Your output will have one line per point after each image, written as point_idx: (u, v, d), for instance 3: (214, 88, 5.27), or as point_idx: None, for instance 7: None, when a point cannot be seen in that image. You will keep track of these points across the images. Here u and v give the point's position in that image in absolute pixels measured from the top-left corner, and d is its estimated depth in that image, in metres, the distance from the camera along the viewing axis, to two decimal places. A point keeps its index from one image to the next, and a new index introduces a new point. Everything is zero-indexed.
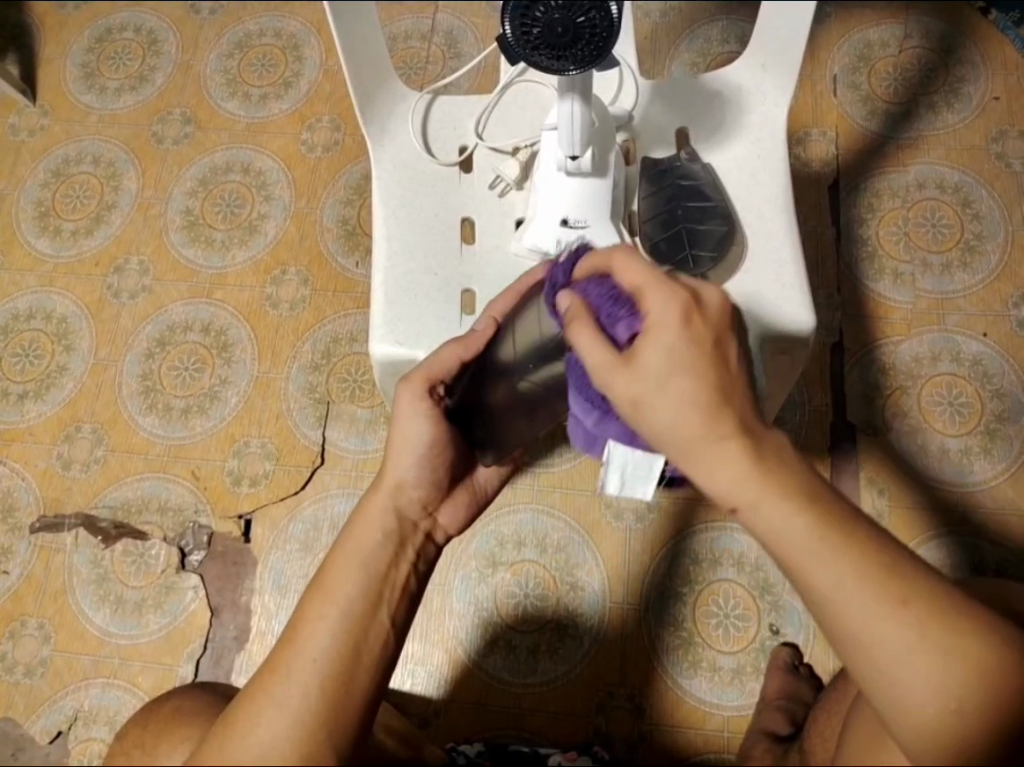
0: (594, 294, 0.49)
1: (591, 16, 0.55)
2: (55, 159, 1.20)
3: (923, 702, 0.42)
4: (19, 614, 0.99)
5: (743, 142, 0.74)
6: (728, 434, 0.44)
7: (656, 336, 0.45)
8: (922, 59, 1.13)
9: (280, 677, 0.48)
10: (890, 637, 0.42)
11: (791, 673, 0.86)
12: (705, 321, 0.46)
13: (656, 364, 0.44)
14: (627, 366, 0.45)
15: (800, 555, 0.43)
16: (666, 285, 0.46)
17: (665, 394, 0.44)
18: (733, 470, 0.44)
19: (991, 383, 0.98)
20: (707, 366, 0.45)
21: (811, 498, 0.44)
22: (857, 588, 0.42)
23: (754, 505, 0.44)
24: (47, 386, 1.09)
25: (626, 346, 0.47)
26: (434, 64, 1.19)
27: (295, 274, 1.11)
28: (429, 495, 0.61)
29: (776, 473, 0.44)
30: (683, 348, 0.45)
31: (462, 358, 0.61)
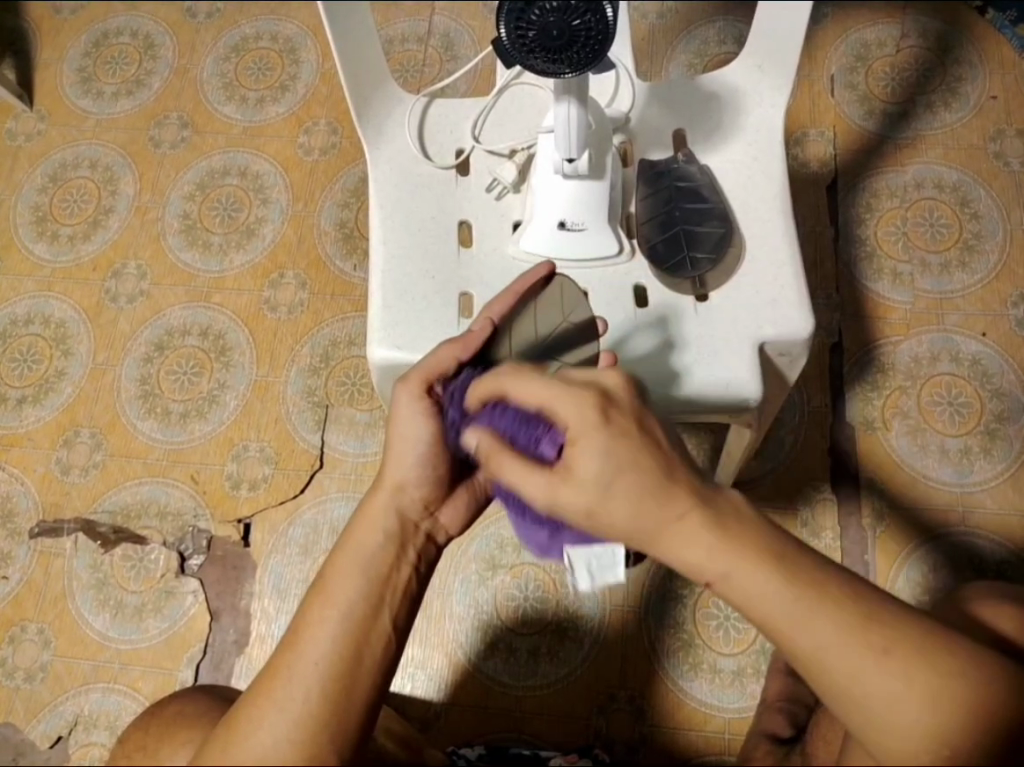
0: (505, 424, 0.52)
1: (587, 19, 0.55)
2: (52, 163, 1.20)
3: (917, 746, 0.41)
4: (19, 619, 0.99)
5: (741, 144, 0.74)
6: (680, 517, 0.45)
7: (583, 443, 0.46)
8: (919, 59, 1.13)
9: (281, 680, 0.48)
10: (877, 685, 0.42)
11: (792, 675, 0.85)
12: (621, 413, 0.47)
13: (593, 473, 0.45)
14: (569, 479, 0.46)
15: (779, 617, 0.43)
16: (573, 389, 0.48)
17: (614, 497, 0.45)
18: (699, 546, 0.44)
19: (990, 384, 0.98)
20: (642, 462, 0.45)
21: (780, 554, 0.44)
22: (833, 640, 0.42)
23: (724, 578, 0.44)
24: (45, 391, 1.09)
25: (555, 460, 0.49)
26: (431, 66, 1.19)
27: (293, 278, 1.11)
28: (431, 494, 0.60)
29: (742, 539, 0.44)
30: (612, 448, 0.45)
31: (459, 357, 0.60)
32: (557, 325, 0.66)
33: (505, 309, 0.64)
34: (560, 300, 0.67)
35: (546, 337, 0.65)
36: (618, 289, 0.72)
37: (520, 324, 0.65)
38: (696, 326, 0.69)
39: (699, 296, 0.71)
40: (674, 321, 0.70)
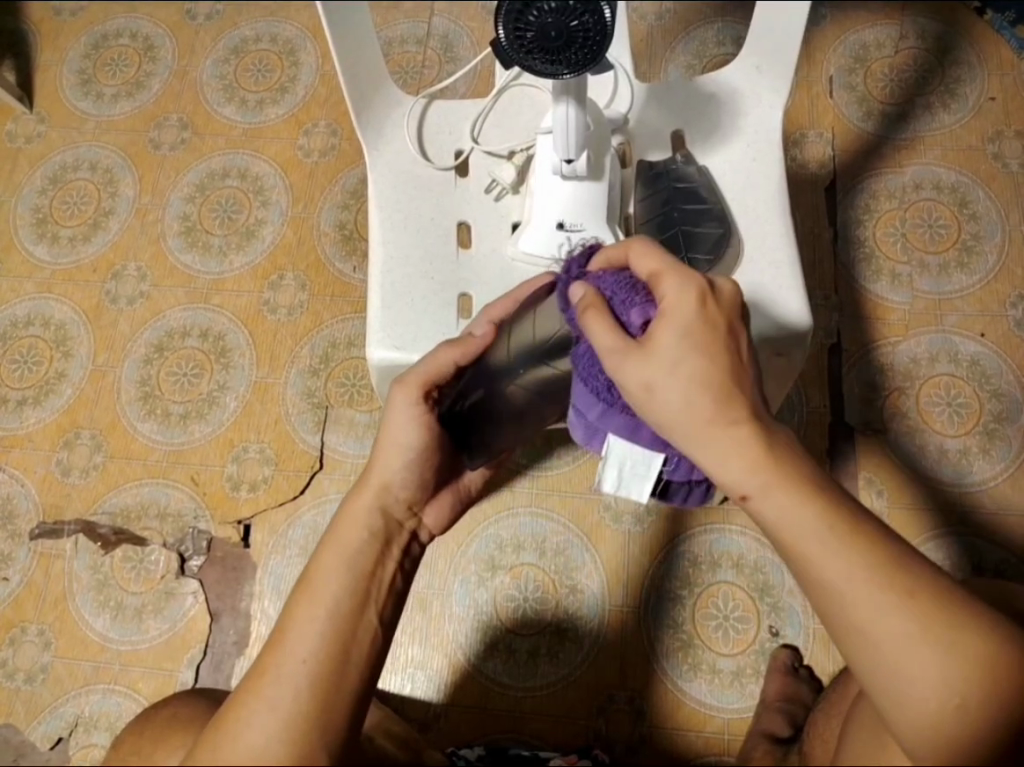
0: (610, 284, 0.52)
1: (584, 20, 0.55)
2: (52, 166, 1.21)
3: (928, 695, 0.42)
4: (19, 620, 0.99)
5: (740, 145, 0.74)
6: (738, 420, 0.47)
7: (669, 322, 0.48)
8: (918, 60, 1.13)
9: (268, 679, 0.48)
10: (893, 624, 0.43)
11: (791, 675, 0.87)
12: (718, 307, 0.49)
13: (672, 346, 0.48)
14: (645, 351, 0.48)
15: (808, 538, 0.45)
16: (679, 273, 0.50)
17: (675, 378, 0.47)
18: (740, 457, 0.47)
19: (989, 384, 0.98)
20: (718, 351, 0.48)
21: (813, 487, 0.47)
22: (861, 578, 0.44)
23: (762, 491, 0.46)
24: (46, 392, 1.09)
25: (640, 331, 0.51)
26: (431, 68, 1.19)
27: (293, 279, 1.11)
28: (414, 494, 0.61)
29: (781, 464, 0.47)
30: (698, 330, 0.48)
31: (456, 361, 0.61)
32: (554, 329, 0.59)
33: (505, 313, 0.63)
34: None
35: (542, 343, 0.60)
36: None
37: (521, 328, 0.62)
38: None
39: None
40: None
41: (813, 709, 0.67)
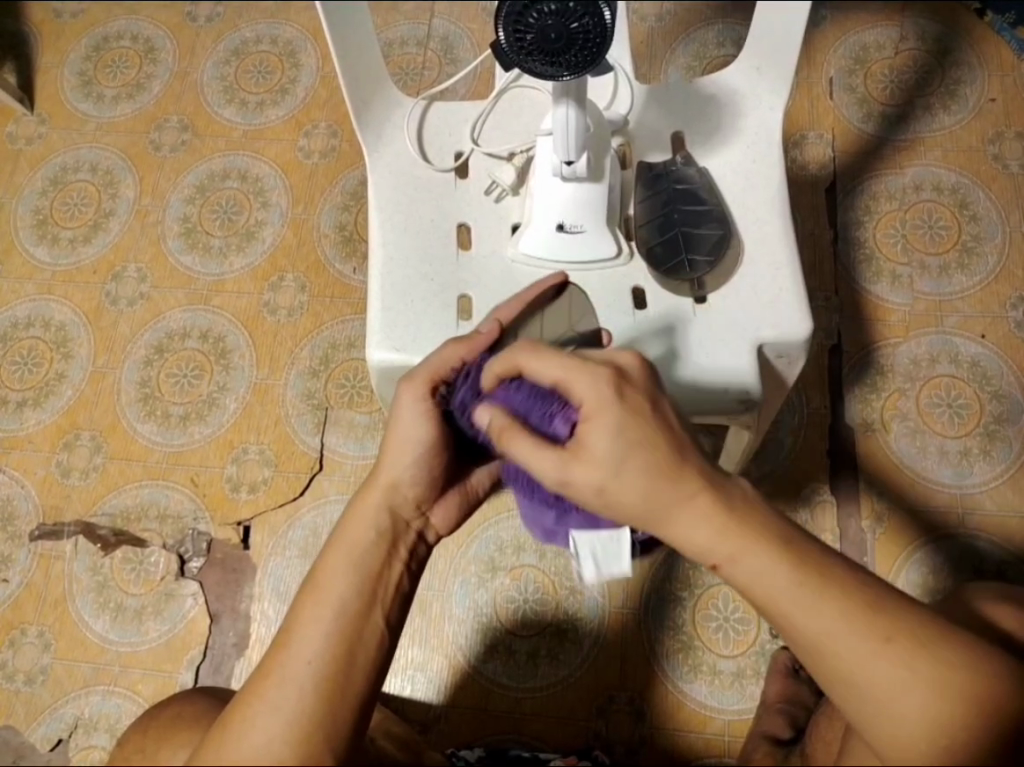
0: (519, 400, 0.54)
1: (584, 22, 0.55)
2: (52, 167, 1.21)
3: (919, 738, 0.43)
4: (19, 622, 0.99)
5: (739, 146, 0.74)
6: (694, 494, 0.47)
7: (596, 422, 0.49)
8: (917, 61, 1.13)
9: (273, 679, 0.48)
10: (880, 670, 0.44)
11: (792, 677, 0.86)
12: (636, 392, 0.49)
13: (607, 450, 0.48)
14: (581, 457, 0.49)
15: (782, 600, 0.45)
16: (588, 371, 0.50)
17: (625, 475, 0.47)
18: (707, 527, 0.47)
19: (990, 386, 0.98)
20: (655, 437, 0.48)
21: (785, 541, 0.46)
22: (841, 629, 0.44)
23: (732, 559, 0.46)
24: (46, 394, 1.09)
25: (569, 436, 0.52)
26: (431, 69, 1.19)
27: (293, 280, 1.11)
28: (424, 493, 0.60)
29: (747, 524, 0.46)
30: (626, 423, 0.48)
31: (464, 357, 0.59)
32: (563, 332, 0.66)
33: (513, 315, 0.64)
34: (569, 311, 0.67)
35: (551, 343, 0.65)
36: (615, 291, 0.72)
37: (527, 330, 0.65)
38: (697, 327, 0.69)
39: (698, 298, 0.71)
40: (675, 322, 0.70)
41: (813, 710, 0.67)
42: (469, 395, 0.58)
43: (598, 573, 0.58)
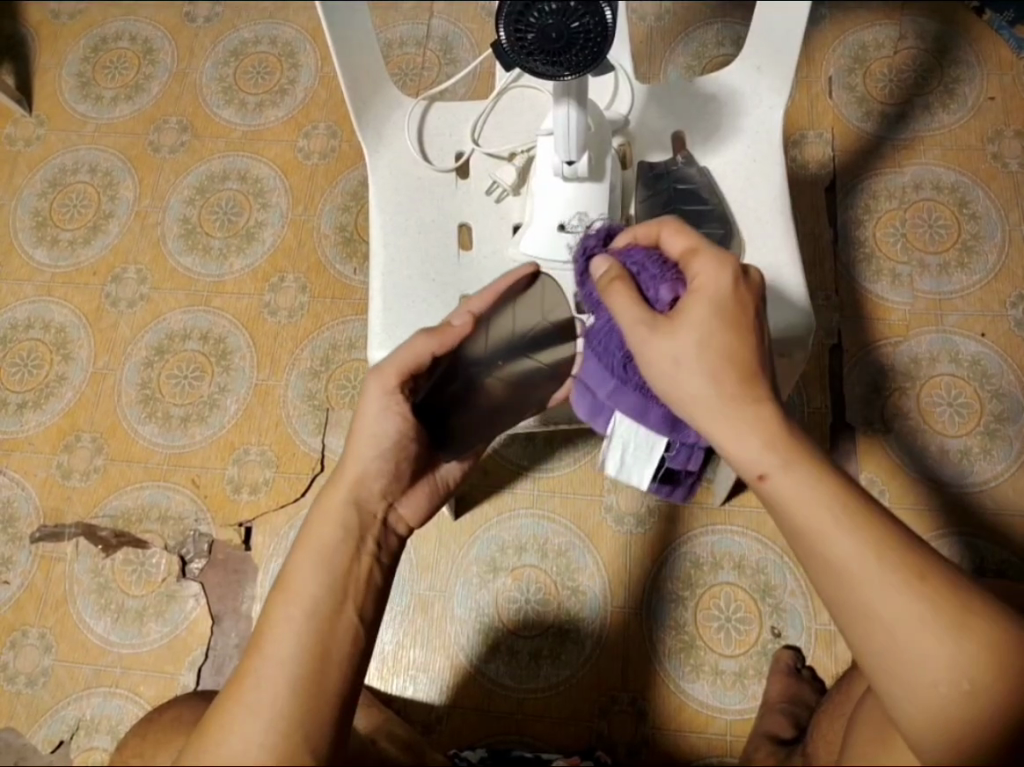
0: (637, 260, 0.57)
1: (585, 22, 0.55)
2: (51, 169, 1.21)
3: (936, 684, 0.43)
4: (20, 624, 0.99)
5: (740, 145, 0.74)
6: (757, 405, 0.50)
7: (701, 303, 0.51)
8: (917, 60, 1.13)
9: (249, 682, 0.48)
10: (898, 611, 0.44)
11: (793, 676, 0.87)
12: (745, 287, 0.52)
13: (699, 328, 0.51)
14: (672, 327, 0.52)
15: (817, 520, 0.47)
16: (710, 254, 0.53)
17: (704, 356, 0.50)
18: (759, 438, 0.49)
19: (990, 384, 0.98)
20: (745, 332, 0.51)
21: (825, 475, 0.49)
22: (869, 554, 0.45)
23: (780, 470, 0.49)
24: (46, 396, 1.09)
25: (665, 308, 0.55)
26: (430, 69, 1.19)
27: (293, 281, 1.11)
28: (389, 485, 0.61)
29: (794, 446, 0.49)
30: (722, 315, 0.51)
31: (434, 351, 0.59)
32: (537, 323, 0.64)
33: (484, 305, 0.62)
34: (541, 300, 0.65)
35: (522, 336, 0.64)
36: None
37: (499, 320, 0.63)
38: None
39: None
40: None
41: (817, 710, 0.67)
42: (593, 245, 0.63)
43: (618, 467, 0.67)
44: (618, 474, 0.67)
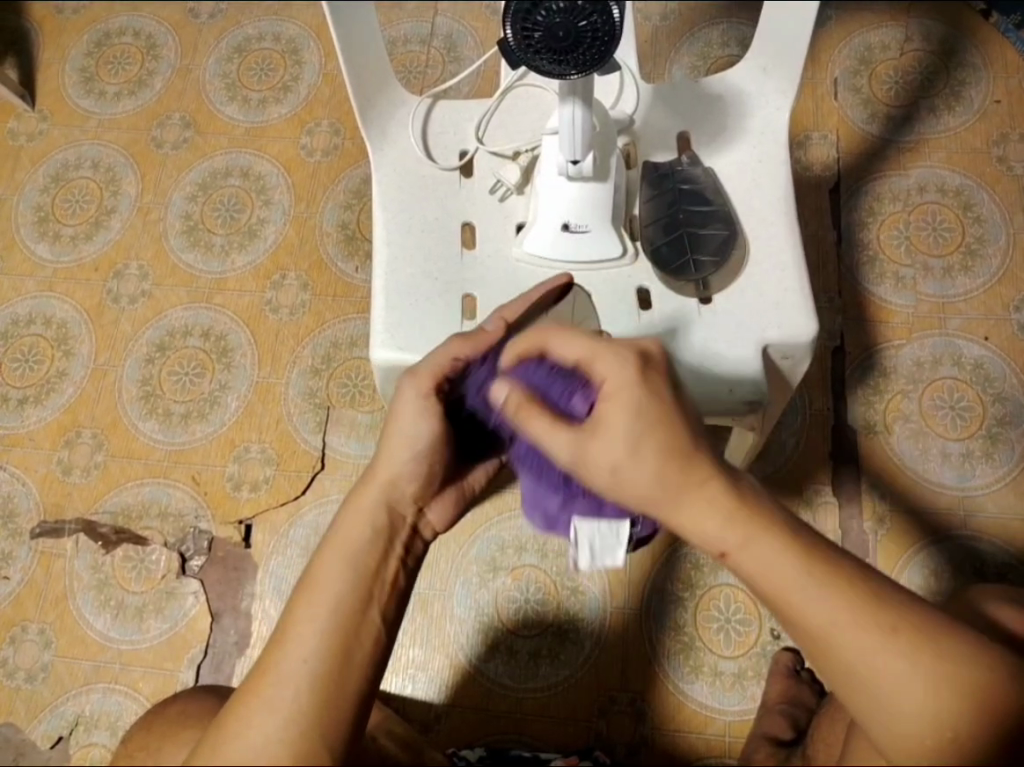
0: (537, 378, 0.56)
1: (593, 20, 0.55)
2: (54, 164, 1.20)
3: (919, 731, 0.43)
4: (19, 620, 0.99)
5: (745, 146, 0.74)
6: (705, 481, 0.47)
7: (617, 402, 0.49)
8: (923, 62, 1.13)
9: (270, 679, 0.48)
10: (879, 663, 0.44)
11: (792, 678, 0.87)
12: (657, 374, 0.50)
13: (626, 428, 0.49)
14: (596, 438, 0.50)
15: (788, 589, 0.45)
16: (611, 352, 0.51)
17: (639, 459, 0.48)
18: (717, 516, 0.47)
19: (993, 388, 0.98)
20: (671, 418, 0.49)
21: (798, 539, 0.46)
22: (844, 616, 0.44)
23: (742, 547, 0.46)
24: (47, 391, 1.09)
25: (585, 416, 0.54)
26: (435, 67, 1.19)
27: (295, 278, 1.11)
28: (421, 489, 0.60)
29: (756, 515, 0.47)
30: (645, 405, 0.49)
31: (470, 355, 0.59)
32: None
33: (520, 312, 0.63)
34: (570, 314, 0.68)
35: None
36: (621, 291, 0.72)
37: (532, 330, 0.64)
38: (699, 328, 0.69)
39: (702, 298, 0.70)
40: (679, 323, 0.70)
41: (817, 713, 0.67)
42: (484, 377, 0.59)
43: (591, 561, 0.62)
44: (594, 568, 0.62)
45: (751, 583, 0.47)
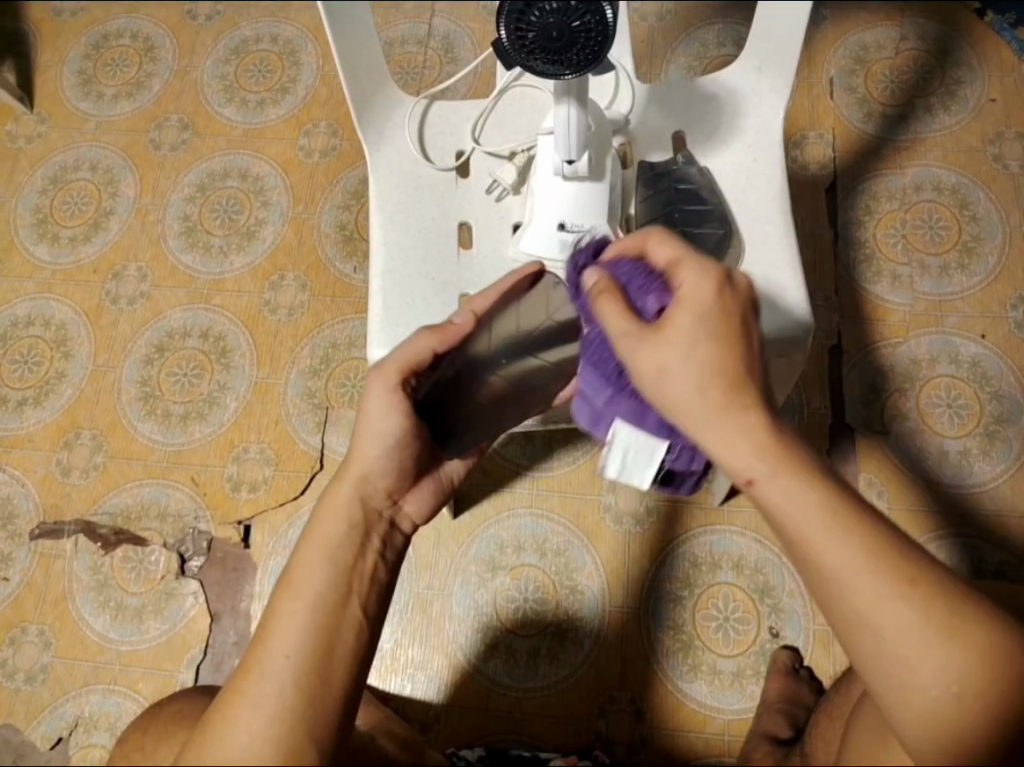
0: (625, 271, 0.54)
1: (586, 20, 0.55)
2: (52, 166, 1.21)
3: (930, 690, 0.43)
4: (19, 621, 0.99)
5: (740, 146, 0.74)
6: (748, 407, 0.47)
7: (687, 309, 0.49)
8: (918, 61, 1.13)
9: (253, 677, 0.48)
10: (890, 613, 0.43)
11: (792, 676, 0.87)
12: (734, 297, 0.49)
13: (687, 331, 0.48)
14: (659, 334, 0.49)
15: (812, 529, 0.45)
16: (697, 263, 0.50)
17: (691, 363, 0.47)
18: (747, 442, 0.46)
19: (990, 386, 0.98)
20: (732, 337, 0.48)
21: (822, 479, 0.46)
22: (864, 561, 0.44)
23: (770, 476, 0.46)
24: (46, 393, 1.09)
25: (654, 317, 0.52)
26: (431, 68, 1.19)
27: (293, 279, 1.11)
28: (394, 483, 0.60)
29: (786, 449, 0.46)
30: (714, 317, 0.48)
31: (434, 347, 0.60)
32: (541, 323, 0.63)
33: (488, 304, 0.62)
34: (546, 301, 0.64)
35: (527, 336, 0.63)
36: None
37: (502, 320, 0.63)
38: None
39: None
40: None
41: (816, 711, 0.67)
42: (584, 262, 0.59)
43: (620, 471, 0.59)
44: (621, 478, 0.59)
45: (771, 517, 0.47)
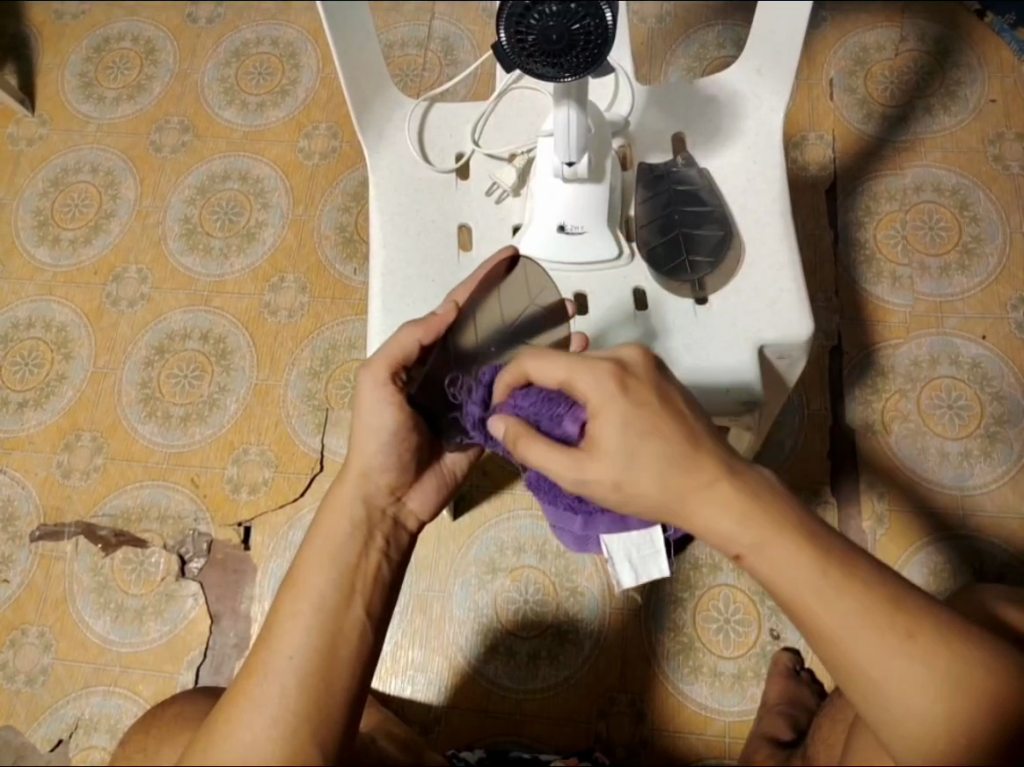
0: (527, 407, 0.54)
1: (586, 23, 0.55)
2: (54, 168, 1.21)
3: (932, 736, 0.42)
4: (19, 623, 0.99)
5: (740, 147, 0.74)
6: (712, 481, 0.46)
7: (604, 416, 0.49)
8: (918, 62, 1.13)
9: (257, 678, 0.48)
10: (890, 669, 0.43)
11: (792, 678, 0.87)
12: (640, 382, 0.50)
13: (618, 443, 0.48)
14: (595, 455, 0.49)
15: (805, 595, 0.44)
16: (589, 369, 0.50)
17: (639, 470, 0.47)
18: (729, 515, 0.45)
19: (991, 387, 0.98)
20: (665, 426, 0.48)
21: (812, 535, 0.45)
22: (861, 619, 0.43)
23: (755, 549, 0.45)
24: (47, 395, 1.09)
25: (580, 435, 0.52)
26: (431, 70, 1.20)
27: (293, 281, 1.11)
28: (396, 480, 0.61)
29: (769, 517, 0.45)
30: (632, 418, 0.48)
31: (422, 340, 0.59)
32: (523, 309, 0.63)
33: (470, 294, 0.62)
34: (525, 284, 0.64)
35: (511, 324, 0.63)
36: (616, 293, 0.72)
37: (486, 309, 0.62)
38: (694, 329, 0.69)
39: (699, 300, 0.70)
40: (672, 323, 0.69)
41: (818, 713, 0.67)
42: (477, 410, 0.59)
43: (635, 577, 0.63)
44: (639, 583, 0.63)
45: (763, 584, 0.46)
